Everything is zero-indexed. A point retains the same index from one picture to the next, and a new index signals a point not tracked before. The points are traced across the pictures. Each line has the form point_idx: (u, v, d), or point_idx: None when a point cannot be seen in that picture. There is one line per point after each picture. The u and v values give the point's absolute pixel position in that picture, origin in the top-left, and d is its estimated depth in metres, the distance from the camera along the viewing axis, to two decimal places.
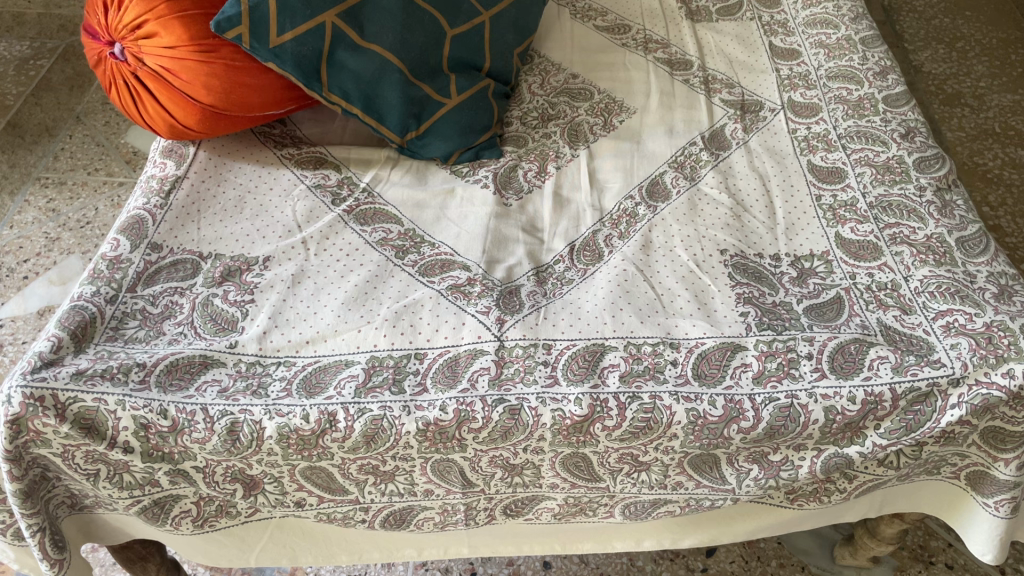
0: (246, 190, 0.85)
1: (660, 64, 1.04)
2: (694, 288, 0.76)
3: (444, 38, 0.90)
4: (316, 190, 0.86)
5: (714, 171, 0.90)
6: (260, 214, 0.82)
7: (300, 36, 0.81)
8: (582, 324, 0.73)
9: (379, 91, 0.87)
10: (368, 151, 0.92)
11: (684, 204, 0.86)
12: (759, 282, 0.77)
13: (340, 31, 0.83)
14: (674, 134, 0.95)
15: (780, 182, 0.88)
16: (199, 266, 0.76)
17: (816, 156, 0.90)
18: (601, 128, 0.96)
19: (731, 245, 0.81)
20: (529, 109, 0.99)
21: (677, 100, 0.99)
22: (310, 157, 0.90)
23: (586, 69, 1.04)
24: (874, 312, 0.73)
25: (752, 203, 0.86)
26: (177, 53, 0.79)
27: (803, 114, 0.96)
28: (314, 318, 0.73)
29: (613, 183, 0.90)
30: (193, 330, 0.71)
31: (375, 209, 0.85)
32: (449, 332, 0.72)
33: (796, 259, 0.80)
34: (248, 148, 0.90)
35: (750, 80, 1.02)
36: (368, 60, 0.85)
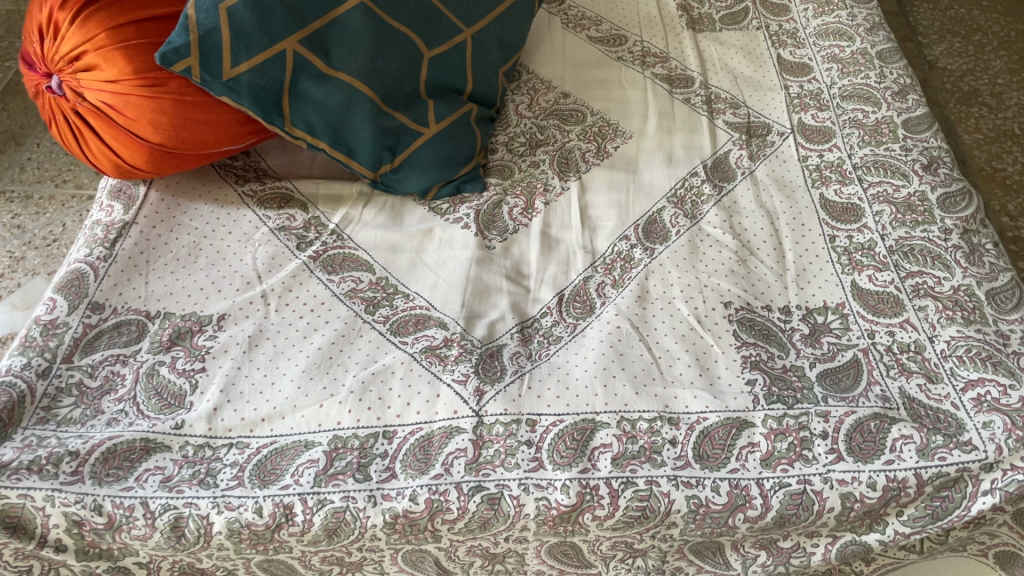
0: (201, 234, 0.77)
1: (659, 81, 0.96)
2: (695, 350, 0.69)
3: (421, 61, 0.82)
4: (280, 232, 0.79)
5: (717, 207, 0.82)
6: (216, 263, 0.75)
7: (258, 67, 0.73)
8: (570, 395, 0.65)
9: (348, 123, 0.78)
10: (338, 185, 0.84)
11: (684, 247, 0.78)
12: (767, 342, 0.69)
13: (303, 59, 0.75)
14: (674, 162, 0.87)
15: (789, 220, 0.80)
16: (145, 328, 0.69)
17: (829, 189, 0.82)
18: (594, 156, 0.88)
19: (736, 296, 0.73)
20: (516, 134, 0.91)
21: (677, 122, 0.91)
22: (275, 194, 0.82)
23: (578, 87, 0.96)
24: (896, 380, 0.66)
25: (759, 245, 0.78)
26: (119, 87, 0.71)
27: (815, 140, 0.88)
28: (272, 390, 0.65)
29: (606, 220, 0.82)
30: (135, 407, 0.64)
31: (344, 254, 0.78)
32: (421, 406, 0.65)
33: (808, 312, 0.72)
34: (206, 184, 0.82)
35: (756, 99, 0.94)
36: (335, 90, 0.77)
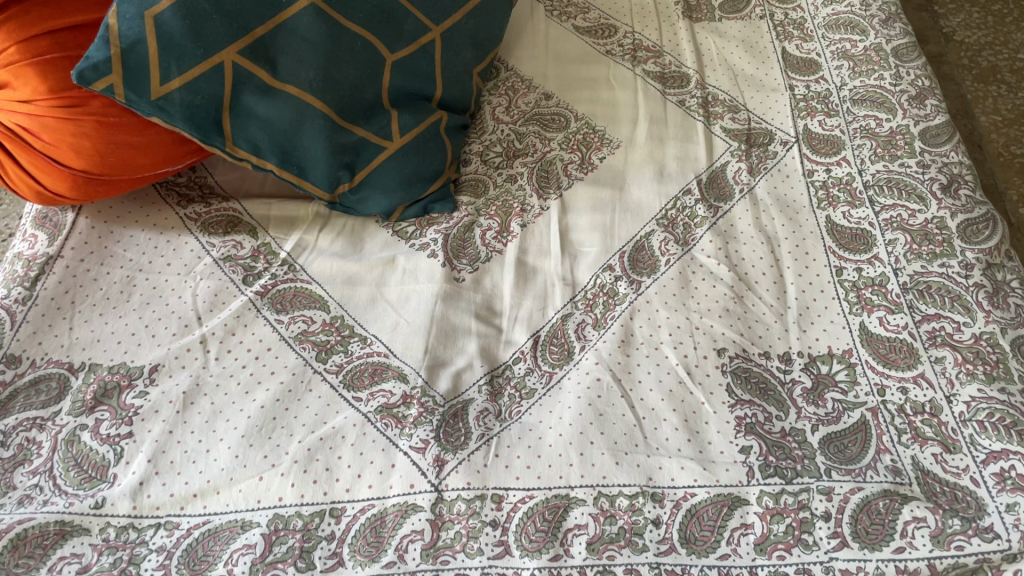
0: (136, 267, 0.69)
1: (651, 80, 0.87)
2: (683, 410, 0.61)
3: (383, 67, 0.73)
4: (225, 263, 0.71)
5: (712, 232, 0.74)
6: (151, 302, 0.67)
7: (191, 83, 0.64)
8: (542, 466, 0.58)
9: (299, 140, 0.70)
10: (293, 206, 0.75)
11: (674, 280, 0.70)
12: (764, 400, 0.62)
13: (244, 72, 0.66)
14: (665, 177, 0.79)
15: (792, 248, 0.72)
16: (67, 385, 0.61)
17: (837, 211, 0.74)
18: (577, 169, 0.80)
19: (731, 342, 0.66)
20: (491, 143, 0.82)
21: (670, 129, 0.83)
22: (221, 217, 0.74)
23: (561, 87, 0.87)
24: (908, 449, 0.58)
25: (758, 278, 0.70)
26: (34, 109, 0.63)
27: (822, 152, 0.79)
28: (206, 459, 0.58)
29: (589, 247, 0.74)
30: (52, 482, 0.57)
31: (295, 289, 0.70)
32: (374, 479, 0.57)
33: (810, 361, 0.65)
34: (145, 207, 0.74)
35: (757, 100, 0.85)
36: (282, 105, 0.68)
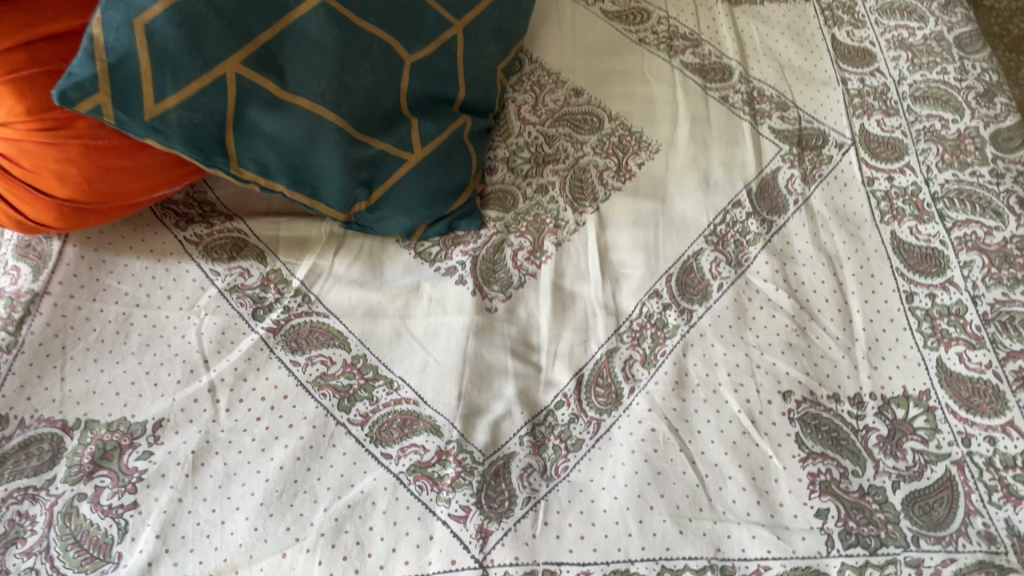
0: (133, 302, 0.62)
1: (689, 73, 0.80)
2: (749, 465, 0.55)
3: (401, 70, 0.66)
4: (231, 294, 0.64)
5: (767, 251, 0.67)
6: (151, 343, 0.60)
7: (189, 100, 0.56)
8: (598, 535, 0.52)
9: (312, 158, 0.62)
10: (303, 225, 0.68)
11: (729, 309, 0.64)
12: (837, 452, 0.56)
13: (249, 84, 0.58)
14: (711, 187, 0.72)
15: (856, 270, 0.66)
16: (61, 447, 0.55)
17: (903, 227, 0.68)
18: (614, 177, 0.73)
19: (797, 383, 0.59)
20: (518, 147, 0.75)
21: (714, 130, 0.75)
22: (224, 240, 0.66)
23: (592, 81, 0.79)
24: (1000, 510, 0.53)
25: (821, 305, 0.64)
26: (11, 133, 0.55)
27: (882, 156, 0.72)
28: (221, 533, 0.52)
29: (632, 268, 0.67)
30: (49, 564, 0.51)
31: (311, 324, 0.63)
32: (410, 554, 0.51)
33: (884, 405, 0.59)
34: (138, 230, 0.66)
35: (808, 96, 0.78)
36: (292, 120, 0.60)
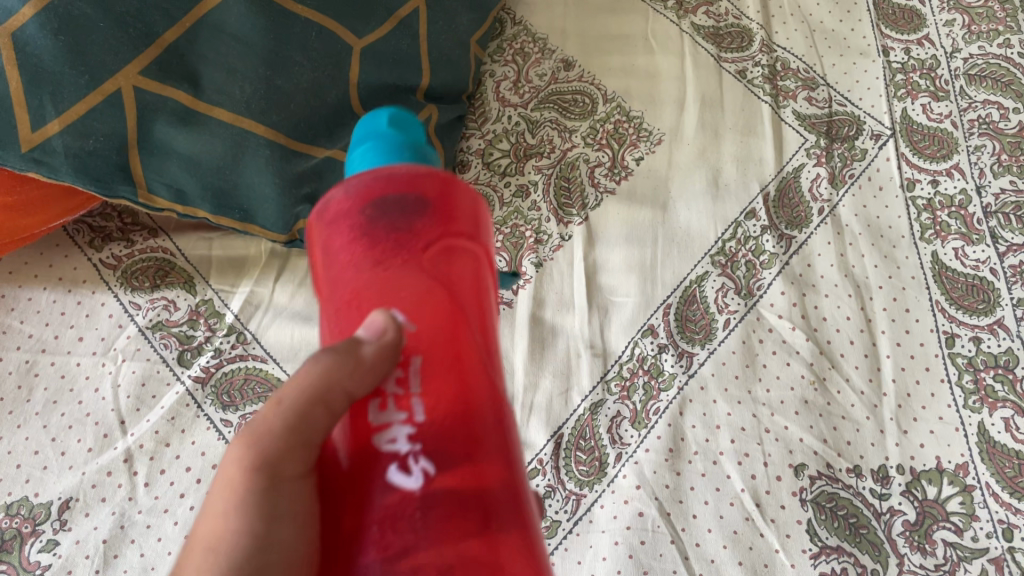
0: (39, 347, 0.53)
1: (702, 39, 0.67)
2: (751, 563, 0.48)
3: (350, 60, 0.54)
4: (154, 333, 0.55)
5: (785, 278, 0.57)
6: (59, 400, 0.52)
7: (77, 123, 0.46)
8: None
9: (238, 177, 0.52)
10: (240, 242, 0.58)
11: (736, 355, 0.54)
12: (855, 544, 0.48)
13: (151, 98, 0.47)
14: (721, 191, 0.61)
15: (889, 303, 0.56)
16: None
17: (946, 247, 0.58)
18: (606, 175, 0.62)
19: (811, 454, 0.51)
20: (495, 137, 0.64)
21: (728, 114, 0.64)
22: (146, 263, 0.57)
23: (585, 49, 0.67)
24: None
25: (846, 348, 0.54)
26: None
27: (926, 152, 0.61)
28: None
29: (624, 296, 0.57)
30: None
31: (246, 372, 0.54)
32: None
33: (913, 480, 0.50)
34: (47, 252, 0.57)
35: (841, 69, 0.66)
36: (209, 138, 0.50)
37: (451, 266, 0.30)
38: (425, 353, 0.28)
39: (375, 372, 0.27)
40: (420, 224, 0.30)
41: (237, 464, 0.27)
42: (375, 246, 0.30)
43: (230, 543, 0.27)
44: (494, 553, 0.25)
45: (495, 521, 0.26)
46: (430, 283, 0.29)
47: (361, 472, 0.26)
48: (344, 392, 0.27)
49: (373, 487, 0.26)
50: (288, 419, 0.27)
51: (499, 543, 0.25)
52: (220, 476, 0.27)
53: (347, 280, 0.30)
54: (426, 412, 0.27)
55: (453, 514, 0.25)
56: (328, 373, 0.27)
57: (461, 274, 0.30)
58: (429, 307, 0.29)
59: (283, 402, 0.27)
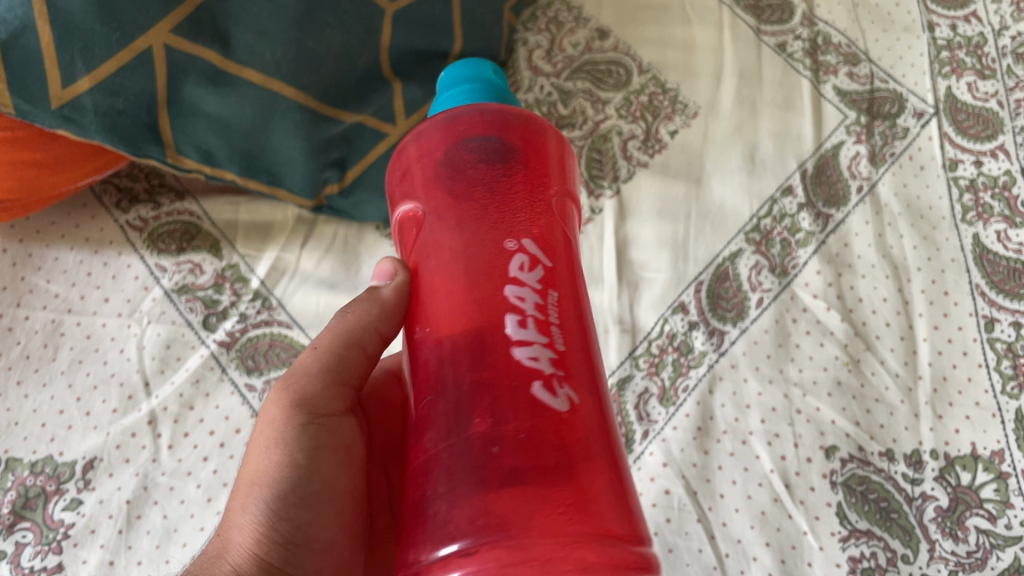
0: (65, 306, 0.53)
1: (741, 11, 0.66)
2: (778, 544, 0.47)
3: (380, 23, 0.52)
4: (180, 296, 0.54)
5: (821, 258, 0.56)
6: (84, 360, 0.52)
7: (107, 82, 0.45)
8: None
9: (266, 140, 0.51)
10: (268, 208, 0.57)
11: (768, 334, 0.53)
12: (885, 529, 0.47)
13: (182, 57, 0.46)
14: (757, 167, 0.59)
15: (927, 285, 0.54)
16: None
17: (988, 229, 0.56)
18: (640, 148, 0.61)
19: (843, 436, 0.50)
20: (527, 106, 0.63)
21: (767, 88, 0.62)
22: (172, 226, 0.56)
23: (621, 19, 0.66)
24: None
25: (881, 330, 0.53)
26: None
27: (970, 132, 0.60)
28: None
29: (655, 272, 0.56)
30: None
31: (270, 339, 0.53)
32: None
33: (947, 466, 0.49)
34: (73, 212, 0.56)
35: (885, 45, 0.64)
36: (239, 99, 0.49)
37: (551, 211, 0.35)
38: (558, 290, 0.33)
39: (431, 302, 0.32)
40: (518, 170, 0.35)
41: (281, 401, 0.37)
42: (473, 186, 0.34)
43: (276, 463, 0.36)
44: (580, 518, 0.27)
45: (587, 475, 0.29)
46: (529, 232, 0.33)
47: (505, 397, 0.30)
48: (376, 333, 0.38)
49: (481, 450, 0.29)
50: (329, 356, 0.38)
51: (590, 506, 0.28)
52: (262, 418, 0.37)
53: (447, 224, 0.34)
54: (539, 382, 0.30)
55: (547, 471, 0.28)
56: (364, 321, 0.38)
57: (544, 248, 0.33)
58: (537, 248, 0.33)
59: (319, 347, 0.38)
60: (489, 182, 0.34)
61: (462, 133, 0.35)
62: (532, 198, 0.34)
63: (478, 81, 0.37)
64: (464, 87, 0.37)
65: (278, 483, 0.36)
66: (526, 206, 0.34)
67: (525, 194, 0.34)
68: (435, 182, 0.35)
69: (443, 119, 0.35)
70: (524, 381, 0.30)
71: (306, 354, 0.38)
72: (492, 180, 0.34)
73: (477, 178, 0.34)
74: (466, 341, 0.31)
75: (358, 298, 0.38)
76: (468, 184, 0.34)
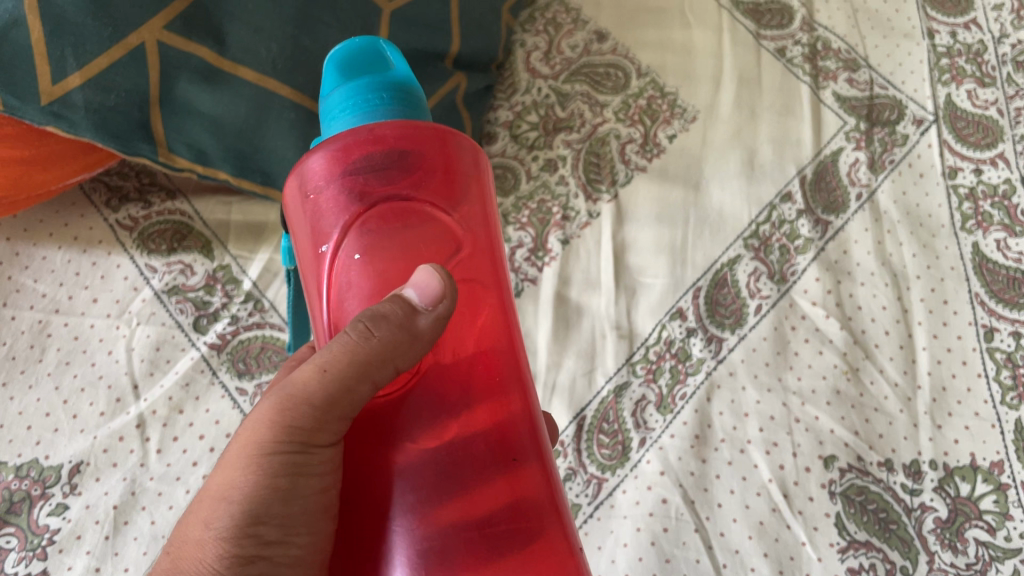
0: (52, 306, 0.52)
1: (740, 15, 0.65)
2: (776, 555, 0.46)
3: (377, 22, 0.51)
4: (171, 297, 0.53)
5: (820, 265, 0.55)
6: (72, 361, 0.51)
7: (99, 78, 0.44)
8: None
9: (260, 140, 0.50)
10: (260, 208, 0.56)
11: (767, 341, 0.53)
12: (884, 540, 0.47)
13: (175, 55, 0.45)
14: (756, 173, 0.59)
15: (927, 294, 0.54)
16: None
17: (988, 238, 0.56)
18: (638, 152, 0.60)
19: (842, 446, 0.49)
20: (524, 109, 0.62)
21: (766, 92, 0.62)
22: (163, 226, 0.55)
23: (620, 22, 0.65)
24: None
25: (880, 338, 0.53)
26: None
27: (970, 140, 0.59)
28: None
29: (652, 277, 0.55)
30: None
31: (262, 342, 0.52)
32: None
33: (946, 477, 0.48)
34: (62, 211, 0.55)
35: (885, 51, 0.64)
36: (233, 99, 0.48)
37: (487, 237, 0.34)
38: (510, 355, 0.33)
39: (428, 339, 0.30)
40: (451, 188, 0.33)
41: (272, 420, 0.29)
42: (418, 219, 0.32)
43: (249, 489, 0.29)
44: None
45: (542, 538, 0.31)
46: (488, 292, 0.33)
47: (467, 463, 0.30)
48: (394, 368, 0.30)
49: (443, 536, 0.29)
50: (330, 389, 0.29)
51: None
52: (246, 428, 0.30)
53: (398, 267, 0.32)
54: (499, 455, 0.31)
55: (501, 547, 0.30)
56: (389, 347, 0.29)
57: (485, 299, 0.33)
58: (478, 302, 0.33)
59: (328, 371, 0.29)
60: (426, 214, 0.33)
61: (388, 147, 0.32)
62: (465, 225, 0.33)
63: (382, 92, 0.33)
64: (371, 95, 0.33)
65: (248, 514, 0.29)
66: (467, 241, 0.33)
67: (460, 222, 0.33)
68: (371, 214, 0.32)
69: (358, 133, 0.32)
70: (476, 461, 0.30)
71: (304, 367, 0.30)
72: (433, 215, 0.33)
73: (408, 205, 0.32)
74: (427, 418, 0.31)
75: (360, 325, 0.29)
76: (401, 212, 0.32)
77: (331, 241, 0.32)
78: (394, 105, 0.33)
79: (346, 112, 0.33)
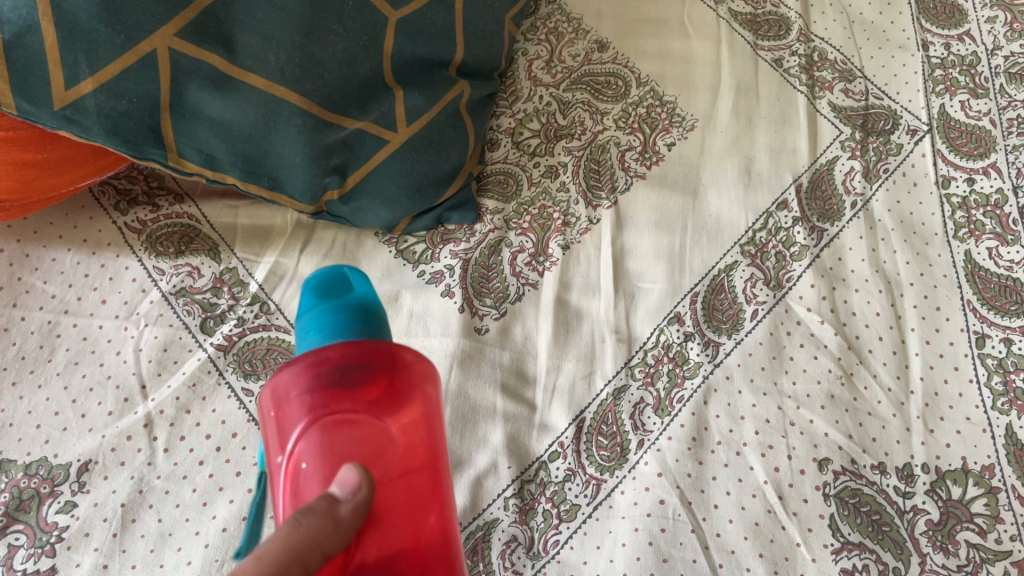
0: (61, 307, 0.53)
1: (739, 26, 0.67)
2: (772, 555, 0.47)
3: (383, 31, 0.52)
4: (179, 298, 0.54)
5: (815, 271, 0.56)
6: (80, 361, 0.52)
7: (111, 84, 0.45)
8: None
9: (267, 145, 0.51)
10: (266, 213, 0.58)
11: (763, 346, 0.54)
12: (877, 541, 0.48)
13: (186, 62, 0.46)
14: (753, 181, 0.60)
15: (919, 301, 0.55)
16: None
17: (980, 246, 0.57)
18: (637, 159, 0.61)
19: (836, 449, 0.50)
20: (525, 116, 0.63)
21: (763, 102, 0.63)
22: (172, 229, 0.57)
23: (620, 33, 0.67)
24: None
25: (874, 344, 0.54)
26: None
27: (963, 150, 0.61)
28: None
29: (651, 282, 0.57)
30: None
31: (268, 343, 0.53)
32: None
33: (938, 480, 0.49)
34: (71, 213, 0.57)
35: (880, 62, 0.65)
36: (241, 105, 0.49)
37: (427, 429, 0.38)
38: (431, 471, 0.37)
39: (351, 527, 0.31)
40: (388, 402, 0.37)
41: None
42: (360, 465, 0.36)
43: None
44: None
45: None
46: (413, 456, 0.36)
47: None
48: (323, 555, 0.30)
49: None
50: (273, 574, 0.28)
51: None
52: None
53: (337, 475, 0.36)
54: None
55: None
56: (312, 539, 0.30)
57: (423, 492, 0.36)
58: (416, 496, 0.36)
59: (262, 557, 0.28)
60: (366, 424, 0.36)
61: (332, 368, 0.37)
62: (406, 431, 0.37)
63: (342, 314, 0.38)
64: (333, 317, 0.38)
65: None
66: (401, 447, 0.36)
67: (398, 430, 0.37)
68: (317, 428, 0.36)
69: (308, 355, 0.37)
70: None
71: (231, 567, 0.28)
72: (369, 427, 0.36)
73: (348, 421, 0.36)
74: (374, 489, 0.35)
75: (291, 518, 0.30)
76: (342, 429, 0.36)
77: (284, 451, 0.37)
78: (355, 325, 0.38)
79: (313, 333, 0.38)
